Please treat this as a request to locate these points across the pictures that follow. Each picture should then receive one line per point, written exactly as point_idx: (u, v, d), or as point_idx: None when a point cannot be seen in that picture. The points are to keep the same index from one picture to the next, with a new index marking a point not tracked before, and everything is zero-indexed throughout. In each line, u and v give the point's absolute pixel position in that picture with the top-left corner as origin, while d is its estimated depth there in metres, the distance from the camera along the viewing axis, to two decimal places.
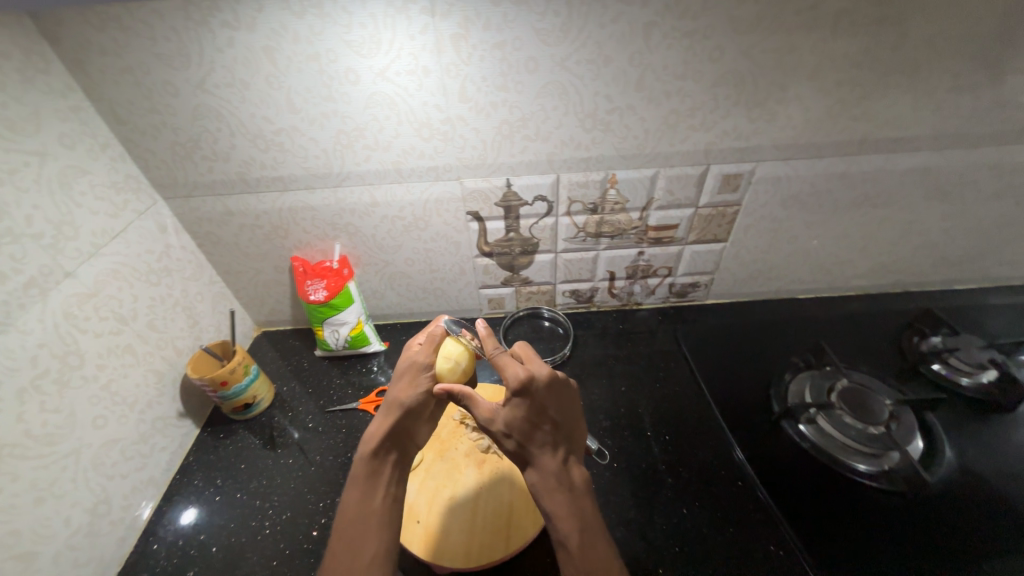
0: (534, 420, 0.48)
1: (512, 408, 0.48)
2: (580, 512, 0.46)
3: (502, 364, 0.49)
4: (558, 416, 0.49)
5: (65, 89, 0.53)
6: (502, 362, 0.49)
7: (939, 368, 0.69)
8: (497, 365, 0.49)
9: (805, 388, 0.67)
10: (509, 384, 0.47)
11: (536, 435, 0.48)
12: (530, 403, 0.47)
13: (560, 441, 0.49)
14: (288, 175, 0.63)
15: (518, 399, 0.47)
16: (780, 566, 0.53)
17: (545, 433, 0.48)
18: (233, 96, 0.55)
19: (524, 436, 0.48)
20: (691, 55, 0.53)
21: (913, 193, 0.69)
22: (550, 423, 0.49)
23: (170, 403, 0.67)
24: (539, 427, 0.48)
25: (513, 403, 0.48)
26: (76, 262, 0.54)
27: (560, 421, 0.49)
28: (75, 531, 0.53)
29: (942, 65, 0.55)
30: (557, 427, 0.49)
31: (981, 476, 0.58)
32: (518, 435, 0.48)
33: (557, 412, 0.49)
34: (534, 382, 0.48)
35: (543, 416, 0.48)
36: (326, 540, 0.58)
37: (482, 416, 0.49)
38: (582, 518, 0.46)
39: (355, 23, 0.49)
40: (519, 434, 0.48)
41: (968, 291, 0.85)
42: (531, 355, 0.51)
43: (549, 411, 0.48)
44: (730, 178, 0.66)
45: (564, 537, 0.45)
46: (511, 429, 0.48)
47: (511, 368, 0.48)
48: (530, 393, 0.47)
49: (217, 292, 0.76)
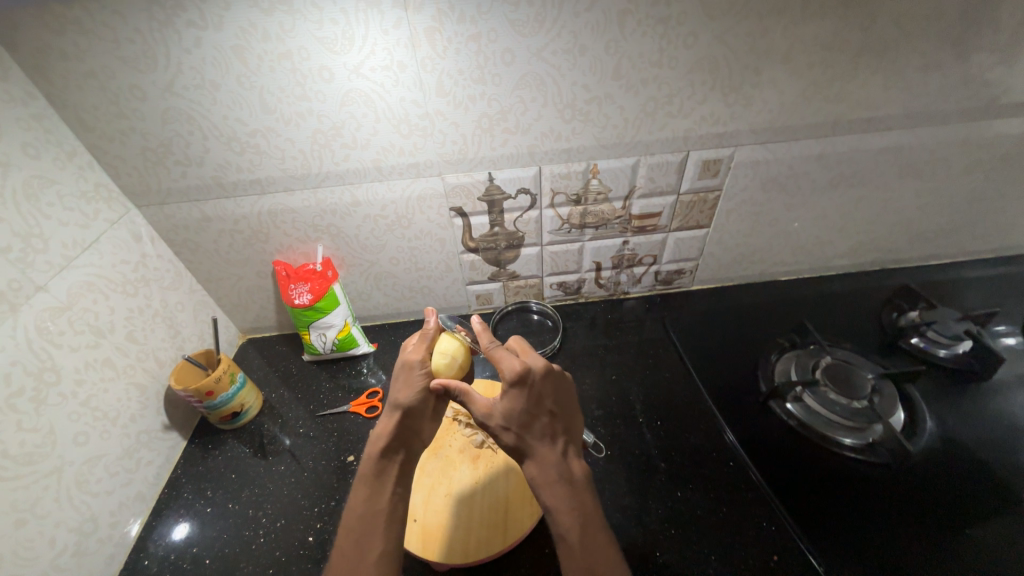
0: (532, 412, 0.49)
1: (510, 400, 0.49)
2: (581, 504, 0.45)
3: (498, 358, 0.50)
4: (554, 407, 0.50)
5: (26, 96, 0.51)
6: (498, 355, 0.50)
7: (917, 341, 0.72)
8: (493, 358, 0.51)
9: (791, 367, 0.69)
10: (506, 376, 0.49)
11: (534, 427, 0.49)
12: (527, 394, 0.49)
13: (558, 432, 0.50)
14: (266, 178, 0.61)
15: (515, 391, 0.49)
16: (774, 542, 0.54)
17: (543, 424, 0.49)
18: (204, 98, 0.53)
19: (523, 428, 0.48)
20: (666, 42, 0.54)
21: (886, 172, 0.71)
22: (547, 414, 0.50)
23: (155, 416, 0.65)
24: (537, 418, 0.49)
25: (511, 395, 0.49)
26: (47, 276, 0.52)
27: (557, 413, 0.51)
28: (61, 552, 0.51)
29: (909, 45, 0.56)
30: (554, 418, 0.50)
31: (962, 444, 0.60)
32: (516, 428, 0.49)
33: (553, 403, 0.51)
34: (531, 372, 0.49)
35: (540, 407, 0.50)
36: (323, 545, 0.58)
37: (480, 410, 0.50)
38: (583, 509, 0.45)
39: (326, 19, 0.48)
40: (517, 426, 0.48)
41: (942, 266, 0.88)
42: (526, 349, 0.53)
43: (545, 400, 0.50)
44: (710, 164, 0.67)
45: (564, 530, 0.44)
46: (509, 421, 0.49)
47: (507, 360, 0.49)
48: (527, 384, 0.49)
49: (198, 301, 0.75)
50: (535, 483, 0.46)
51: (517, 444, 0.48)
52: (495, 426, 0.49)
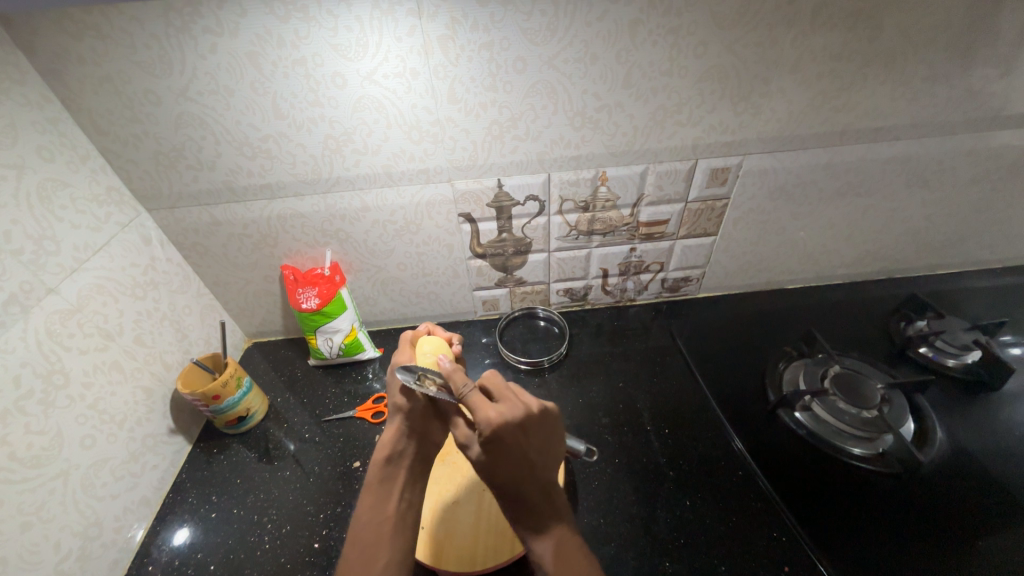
0: (509, 459, 0.47)
1: (485, 447, 0.47)
2: (557, 537, 0.47)
3: (474, 405, 0.47)
4: (532, 452, 0.47)
5: (42, 100, 0.51)
6: (474, 403, 0.47)
7: (926, 351, 0.72)
8: (468, 404, 0.47)
9: (799, 375, 0.68)
10: (480, 428, 0.46)
11: (510, 471, 0.47)
12: (503, 445, 0.46)
13: (538, 473, 0.48)
14: (276, 182, 0.62)
15: (490, 442, 0.46)
16: (783, 553, 0.53)
17: (519, 469, 0.47)
18: (218, 104, 0.54)
19: (499, 470, 0.47)
20: (677, 52, 0.54)
21: (893, 181, 0.71)
22: (526, 458, 0.47)
23: (160, 420, 0.65)
24: (514, 463, 0.47)
25: (486, 444, 0.46)
26: (59, 278, 0.52)
27: (535, 458, 0.48)
28: (66, 556, 0.51)
29: (917, 55, 0.57)
30: (533, 460, 0.47)
31: (971, 455, 0.60)
32: (491, 469, 0.47)
33: (532, 446, 0.48)
34: (507, 424, 0.46)
35: (518, 455, 0.47)
36: (329, 552, 0.57)
37: (460, 438, 0.50)
38: (560, 541, 0.46)
39: (341, 27, 0.49)
40: (494, 470, 0.47)
41: (948, 275, 0.88)
42: (504, 390, 0.49)
43: (526, 448, 0.47)
44: (718, 172, 0.67)
45: (540, 562, 0.45)
46: (485, 466, 0.47)
47: (483, 411, 0.46)
48: (502, 436, 0.46)
49: (206, 304, 0.75)
50: (511, 515, 0.49)
51: (494, 482, 0.49)
52: (473, 464, 0.48)
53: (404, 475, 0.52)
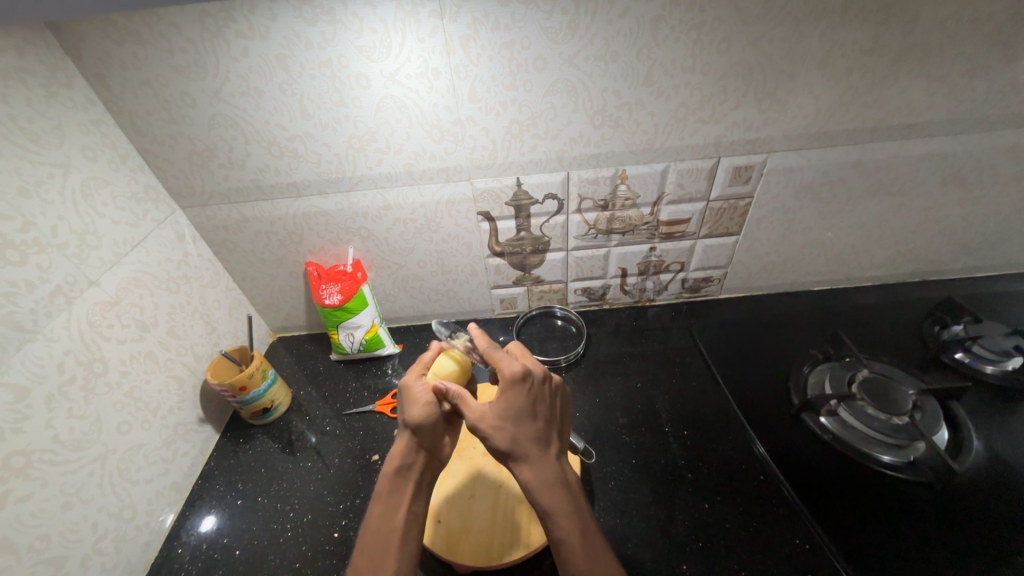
0: (528, 412, 0.48)
1: (505, 402, 0.48)
2: (577, 505, 0.45)
3: (498, 359, 0.50)
4: (547, 415, 0.50)
5: (87, 103, 0.54)
6: (500, 356, 0.50)
7: (963, 357, 0.69)
8: (494, 359, 0.50)
9: (824, 378, 0.67)
10: (506, 375, 0.48)
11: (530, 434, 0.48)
12: (528, 394, 0.48)
13: (553, 435, 0.49)
14: (301, 181, 0.64)
15: (517, 390, 0.48)
16: (805, 562, 0.52)
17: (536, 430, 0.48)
18: (248, 105, 0.56)
19: (518, 425, 0.47)
20: (700, 48, 0.53)
21: (927, 179, 0.68)
22: (543, 418, 0.49)
23: (191, 409, 0.68)
24: (533, 420, 0.48)
25: (510, 395, 0.48)
26: (100, 272, 0.55)
27: (550, 420, 0.50)
28: (102, 536, 0.54)
29: (953, 48, 0.54)
30: (548, 428, 0.49)
31: (1012, 466, 0.57)
32: (510, 428, 0.47)
33: (546, 407, 0.50)
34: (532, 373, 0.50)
35: (537, 411, 0.49)
36: (348, 543, 0.58)
37: (475, 414, 0.48)
38: (579, 510, 0.45)
39: (365, 29, 0.50)
40: (512, 429, 0.47)
41: (987, 278, 0.84)
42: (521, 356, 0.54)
43: (541, 404, 0.50)
44: (741, 170, 0.66)
45: (565, 534, 0.43)
46: (506, 421, 0.47)
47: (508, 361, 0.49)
48: (526, 384, 0.49)
49: (234, 299, 0.77)
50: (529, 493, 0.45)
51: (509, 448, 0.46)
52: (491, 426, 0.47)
53: (411, 489, 0.50)
